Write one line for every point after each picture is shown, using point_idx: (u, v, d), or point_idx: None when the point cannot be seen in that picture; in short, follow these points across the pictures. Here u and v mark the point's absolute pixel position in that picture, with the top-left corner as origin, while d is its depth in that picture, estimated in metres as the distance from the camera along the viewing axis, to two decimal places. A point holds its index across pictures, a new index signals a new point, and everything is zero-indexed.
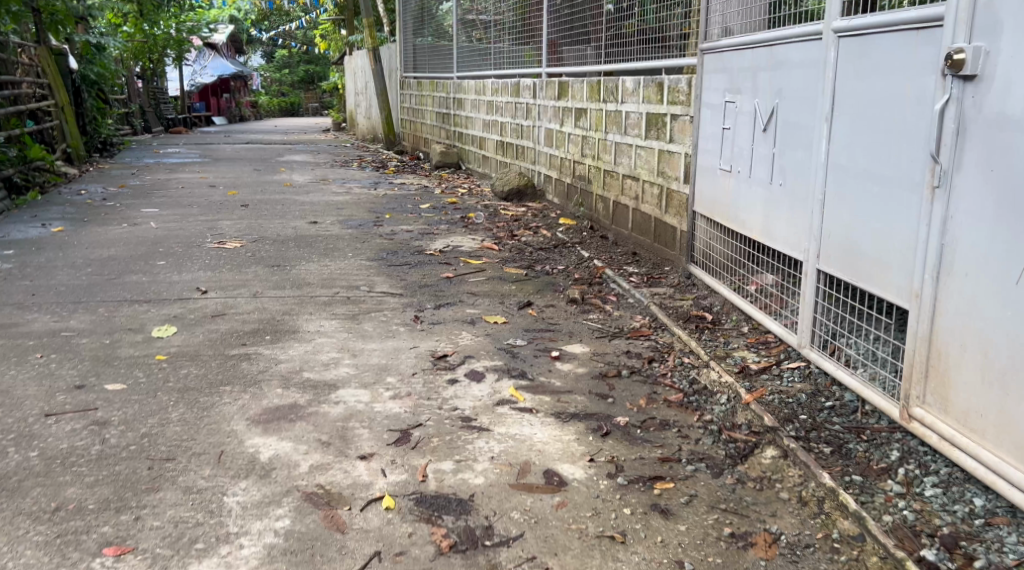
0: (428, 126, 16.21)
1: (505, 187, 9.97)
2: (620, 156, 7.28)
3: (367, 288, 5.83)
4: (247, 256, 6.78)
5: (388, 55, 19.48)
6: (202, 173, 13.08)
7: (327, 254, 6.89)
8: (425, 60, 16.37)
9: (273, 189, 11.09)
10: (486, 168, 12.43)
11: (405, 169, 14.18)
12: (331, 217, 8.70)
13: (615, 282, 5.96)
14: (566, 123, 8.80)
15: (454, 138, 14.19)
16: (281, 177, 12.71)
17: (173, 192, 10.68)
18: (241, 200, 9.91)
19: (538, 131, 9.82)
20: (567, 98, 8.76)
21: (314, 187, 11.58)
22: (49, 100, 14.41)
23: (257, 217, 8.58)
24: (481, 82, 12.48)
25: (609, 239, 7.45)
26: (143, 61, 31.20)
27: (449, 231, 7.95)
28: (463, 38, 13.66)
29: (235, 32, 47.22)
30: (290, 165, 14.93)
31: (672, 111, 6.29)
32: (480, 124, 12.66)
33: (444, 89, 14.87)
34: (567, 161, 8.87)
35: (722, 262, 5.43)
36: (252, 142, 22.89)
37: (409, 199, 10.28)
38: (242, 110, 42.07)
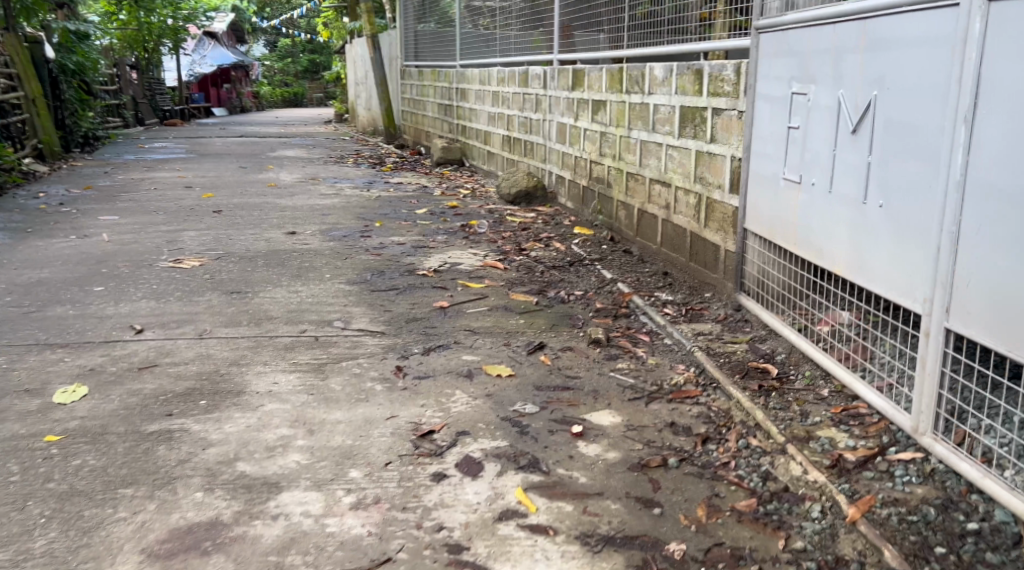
0: (430, 118, 15.11)
1: (511, 189, 8.87)
2: (647, 157, 6.17)
3: (340, 324, 4.75)
4: (203, 279, 5.71)
5: (388, 42, 18.34)
6: (182, 172, 12.02)
7: (296, 276, 5.80)
8: (427, 48, 15.26)
9: (254, 191, 10.00)
10: (492, 166, 11.32)
11: (405, 166, 13.08)
12: (313, 226, 7.63)
13: (647, 317, 4.88)
14: (581, 117, 7.70)
15: (457, 132, 13.09)
16: (267, 176, 11.62)
17: (142, 195, 9.61)
18: (215, 205, 8.83)
19: (549, 125, 8.73)
20: (582, 89, 7.65)
21: (301, 187, 10.49)
22: (17, 91, 13.61)
23: (227, 227, 7.51)
24: (486, 71, 11.37)
25: (633, 253, 6.38)
26: (138, 50, 30.07)
27: (446, 245, 6.86)
28: (467, 24, 12.53)
29: (236, 20, 46.05)
30: (281, 162, 13.87)
31: (713, 104, 5.16)
32: (485, 117, 11.56)
33: (446, 79, 13.78)
34: (583, 161, 7.78)
35: (786, 294, 4.38)
36: (246, 135, 21.77)
37: (405, 203, 9.20)
38: (243, 102, 40.98)
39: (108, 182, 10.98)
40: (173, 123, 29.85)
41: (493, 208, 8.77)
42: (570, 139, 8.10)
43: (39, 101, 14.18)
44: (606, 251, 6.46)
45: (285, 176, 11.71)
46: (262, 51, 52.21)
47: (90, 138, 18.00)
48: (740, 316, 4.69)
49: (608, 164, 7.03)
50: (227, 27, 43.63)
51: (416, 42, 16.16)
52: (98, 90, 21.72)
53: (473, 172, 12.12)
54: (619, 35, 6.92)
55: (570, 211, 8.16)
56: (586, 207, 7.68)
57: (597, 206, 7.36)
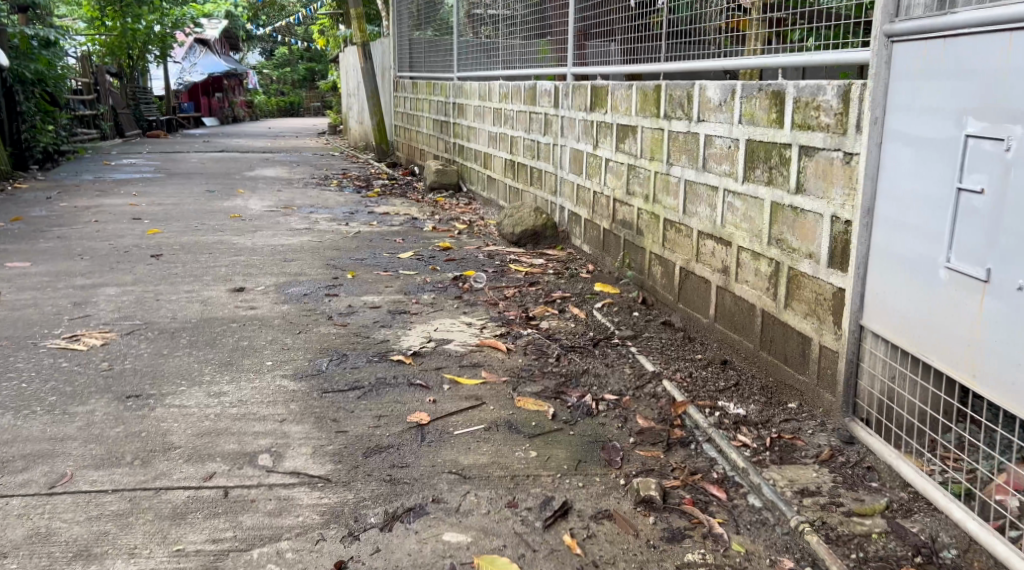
0: (425, 135, 13.62)
1: (515, 227, 7.41)
2: (694, 205, 4.59)
3: (265, 464, 3.25)
4: (97, 373, 4.25)
5: (381, 50, 16.87)
6: (136, 200, 10.60)
7: (221, 367, 4.31)
8: (423, 58, 13.78)
9: (211, 227, 8.56)
10: (494, 193, 9.83)
11: (395, 191, 11.59)
12: (268, 280, 6.16)
13: (714, 448, 3.24)
14: (602, 144, 6.21)
15: (454, 152, 11.59)
16: (232, 205, 10.17)
17: (77, 232, 8.19)
18: (158, 248, 7.39)
19: (562, 151, 7.23)
20: (605, 110, 6.11)
21: (268, 220, 9.03)
22: None
23: (159, 282, 6.06)
24: (487, 85, 9.88)
25: (674, 324, 4.79)
26: (122, 57, 28.68)
27: (432, 309, 5.33)
28: (468, 33, 11.05)
29: (232, 27, 44.70)
30: (257, 184, 12.42)
31: (800, 141, 3.52)
32: (485, 137, 10.07)
33: (442, 93, 12.31)
34: (604, 197, 6.28)
35: (918, 422, 2.94)
36: (229, 150, 20.32)
37: (388, 242, 7.71)
38: (238, 112, 39.68)
39: (47, 213, 9.56)
40: (157, 135, 28.44)
41: (497, 253, 7.17)
42: (589, 170, 6.56)
43: None
44: (643, 325, 4.79)
45: (254, 205, 10.28)
46: (258, 59, 50.73)
47: (52, 154, 16.70)
48: (853, 454, 3.10)
49: (640, 206, 5.45)
50: (221, 33, 42.22)
51: (411, 51, 14.68)
52: (70, 101, 20.35)
53: (471, 200, 10.63)
54: (650, 43, 5.52)
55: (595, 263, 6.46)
56: (616, 253, 5.97)
57: (629, 258, 5.70)
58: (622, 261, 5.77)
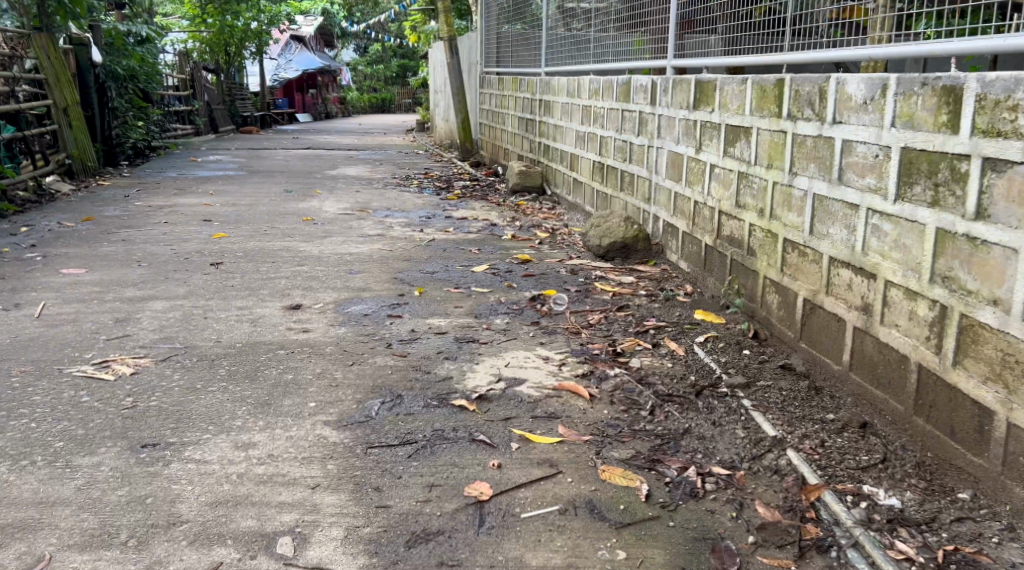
0: (510, 134, 12.95)
1: (604, 239, 6.59)
2: (826, 225, 3.78)
3: (283, 552, 2.63)
4: (115, 411, 3.65)
5: (469, 45, 16.28)
6: (210, 199, 10.15)
7: (256, 408, 3.67)
8: (511, 53, 13.12)
9: (280, 231, 8.02)
10: (581, 198, 9.08)
11: (477, 193, 10.95)
12: (328, 296, 5.54)
13: (863, 559, 2.58)
14: (705, 147, 5.42)
15: (540, 153, 10.89)
16: (307, 206, 9.64)
17: (141, 234, 7.72)
18: (219, 255, 6.85)
19: (658, 154, 6.45)
20: (711, 108, 5.30)
21: (341, 224, 8.45)
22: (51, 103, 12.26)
23: (211, 296, 5.49)
24: (576, 80, 9.14)
25: (792, 366, 3.98)
26: (219, 52, 28.75)
27: (505, 338, 4.63)
28: (558, 26, 10.33)
29: (327, 24, 44.84)
30: (336, 184, 11.91)
31: (987, 155, 2.80)
32: (573, 137, 9.34)
33: (529, 90, 11.63)
34: (705, 209, 5.49)
35: None
36: (315, 147, 20.01)
37: (464, 252, 7.04)
38: (330, 108, 39.74)
39: (118, 212, 9.16)
40: (248, 130, 28.44)
41: (581, 267, 6.41)
42: (689, 176, 5.75)
43: (72, 109, 12.72)
44: (756, 368, 4.00)
45: (330, 206, 9.73)
46: (352, 55, 50.85)
47: (141, 149, 16.56)
48: None
49: (754, 223, 4.64)
50: (316, 29, 42.34)
51: (499, 46, 14.03)
52: (162, 96, 20.25)
53: (556, 205, 9.90)
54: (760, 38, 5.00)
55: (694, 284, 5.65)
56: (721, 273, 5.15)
57: (735, 282, 4.88)
58: (727, 284, 4.95)
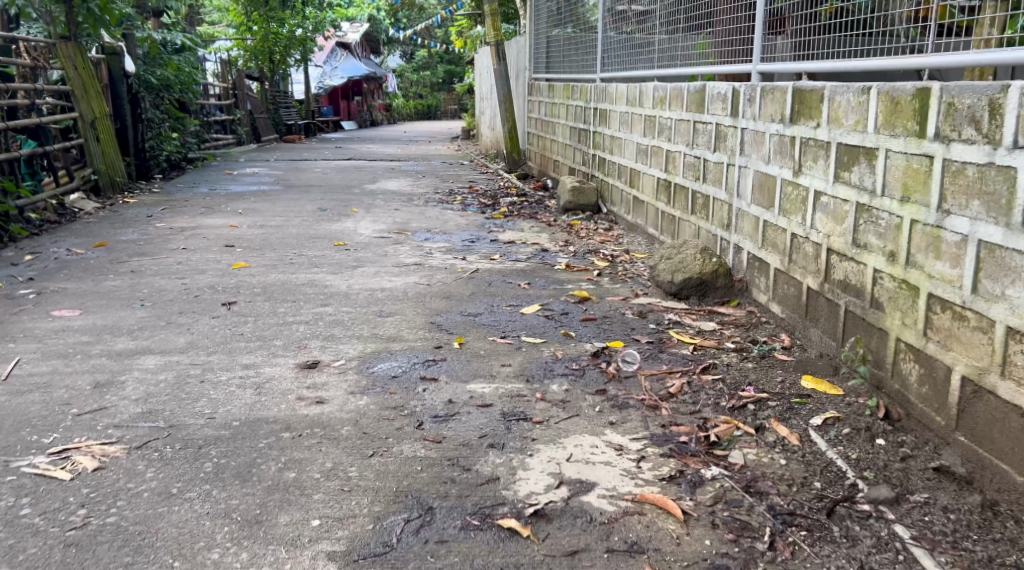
0: (560, 145, 12.06)
1: (675, 273, 5.68)
2: (1001, 282, 3.07)
3: None
4: (59, 535, 2.80)
5: (516, 51, 15.45)
6: (237, 219, 9.33)
7: (242, 528, 2.83)
8: (562, 58, 12.24)
9: (308, 259, 7.16)
10: (642, 219, 8.17)
11: (525, 211, 10.05)
12: (351, 349, 4.68)
13: None
14: (811, 170, 4.66)
15: (594, 167, 9.99)
16: (340, 228, 8.79)
17: (153, 261, 6.89)
18: (235, 290, 5.99)
19: (743, 176, 5.68)
20: (816, 122, 4.59)
21: (377, 250, 7.60)
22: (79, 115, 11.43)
23: (214, 346, 4.62)
24: (636, 88, 8.27)
25: (942, 464, 3.21)
26: (262, 59, 28.07)
27: (564, 414, 3.75)
28: (615, 29, 9.44)
29: (373, 30, 44.23)
30: (375, 200, 11.05)
31: None
32: (631, 150, 8.46)
33: (582, 98, 10.75)
34: (807, 244, 4.71)
35: None
36: (356, 158, 19.23)
37: (512, 286, 6.16)
38: (375, 115, 39.06)
39: (135, 233, 8.34)
40: (292, 140, 27.75)
41: (653, 308, 5.52)
42: (786, 204, 5.00)
43: (103, 122, 11.95)
44: (899, 471, 3.19)
45: (365, 228, 8.87)
46: (397, 62, 50.15)
47: (176, 161, 15.79)
48: None
49: (886, 271, 3.85)
50: (361, 35, 41.68)
51: (548, 51, 13.15)
52: (200, 105, 19.52)
53: (613, 225, 9.00)
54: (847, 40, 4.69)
55: (796, 338, 4.79)
56: (839, 330, 4.30)
57: (861, 345, 4.03)
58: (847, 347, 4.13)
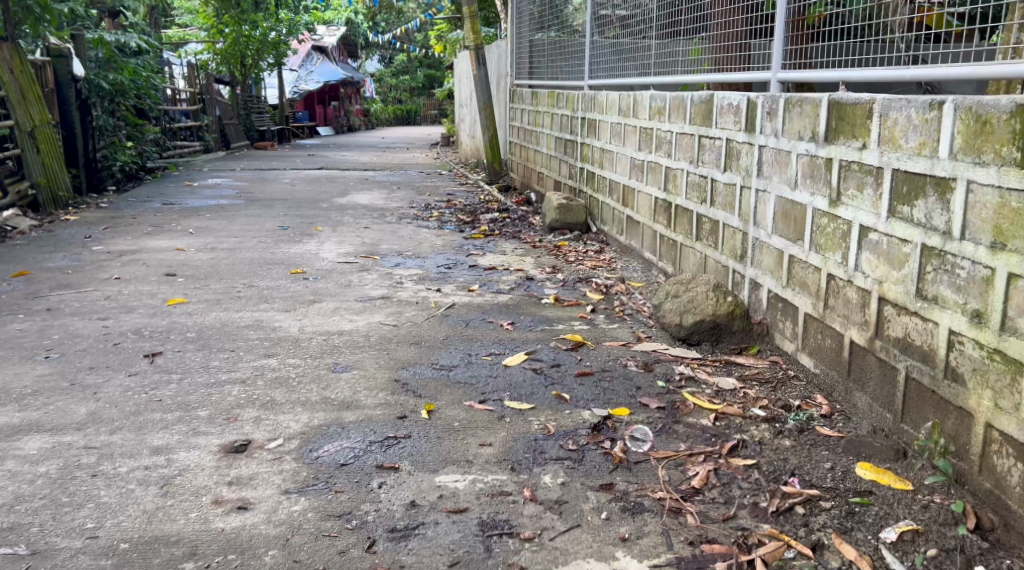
0: (545, 156, 11.22)
1: (686, 315, 4.83)
2: None
3: None
4: None
5: (496, 54, 14.65)
6: (186, 240, 8.43)
7: None
8: (546, 62, 11.44)
9: (258, 291, 6.29)
10: (639, 243, 7.35)
11: (508, 229, 9.22)
12: (293, 420, 3.80)
13: None
14: (854, 201, 3.80)
15: (583, 182, 9.18)
16: (300, 252, 7.91)
17: (77, 297, 6.00)
18: (164, 335, 5.11)
19: (764, 203, 4.84)
20: (862, 143, 3.73)
21: (339, 279, 6.73)
22: (20, 124, 10.58)
23: (121, 419, 3.75)
24: (631, 97, 7.47)
25: None
26: (234, 63, 27.11)
27: (560, 525, 2.90)
28: (605, 31, 8.66)
29: (350, 34, 43.29)
30: (342, 217, 10.18)
31: None
32: (626, 164, 7.64)
33: (568, 106, 9.96)
34: (848, 288, 3.87)
35: None
36: (329, 166, 18.31)
37: (493, 327, 5.29)
38: (352, 120, 38.16)
39: (66, 259, 7.44)
40: (265, 147, 26.78)
41: (660, 359, 4.65)
42: (821, 240, 4.14)
43: (42, 130, 11.03)
44: None
45: (329, 251, 7.99)
46: (376, 66, 49.18)
47: (131, 171, 14.91)
48: None
49: (972, 337, 3.01)
50: (338, 39, 40.74)
51: (531, 54, 12.34)
52: (162, 111, 18.61)
53: (604, 248, 8.17)
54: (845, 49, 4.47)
55: (837, 402, 3.93)
56: (898, 403, 3.42)
57: (939, 433, 3.16)
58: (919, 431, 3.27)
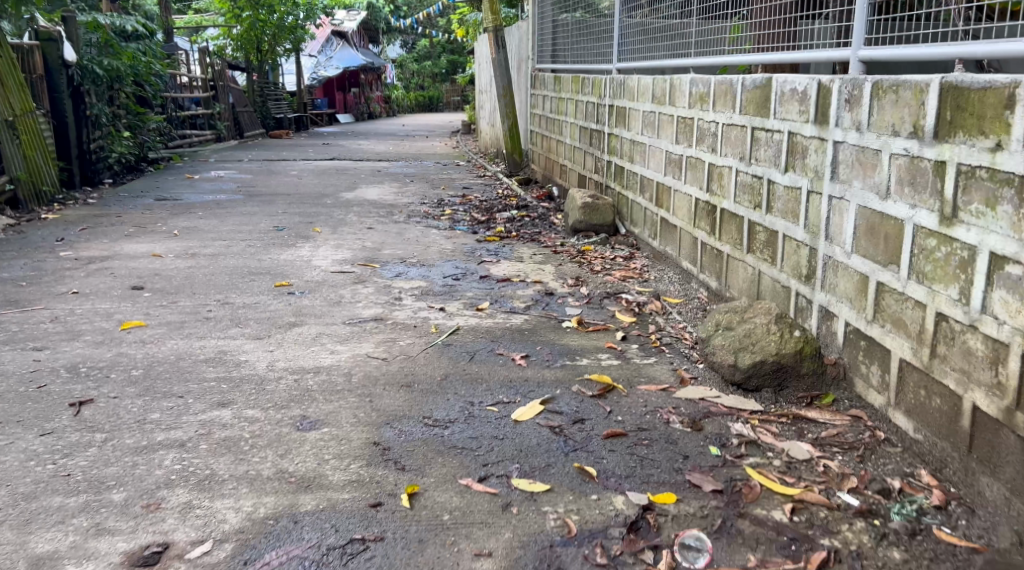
0: (569, 148, 10.28)
1: (742, 352, 3.86)
2: None
3: None
4: None
5: (516, 37, 13.74)
6: (165, 244, 7.57)
7: None
8: (570, 45, 10.51)
9: (231, 311, 5.41)
10: (676, 250, 6.40)
11: (528, 231, 8.30)
12: (235, 508, 2.91)
13: None
14: (982, 220, 2.91)
15: (612, 178, 8.27)
16: (290, 258, 7.03)
17: (18, 319, 5.14)
18: (102, 372, 4.23)
19: (840, 212, 3.88)
20: (997, 141, 2.84)
21: (328, 294, 5.84)
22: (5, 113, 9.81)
23: (6, 508, 2.88)
24: (668, 82, 6.56)
25: None
26: (249, 49, 26.28)
27: None
28: (636, 9, 7.74)
29: (372, 20, 42.42)
30: (345, 215, 9.29)
31: None
32: (663, 158, 6.71)
33: (594, 93, 9.03)
34: (969, 333, 2.95)
35: None
36: (343, 156, 17.45)
37: (502, 362, 4.36)
38: (373, 107, 37.34)
39: (24, 268, 6.59)
40: (279, 135, 25.90)
41: (710, 412, 3.68)
42: (926, 267, 3.19)
43: (24, 120, 10.22)
44: None
45: (323, 257, 7.10)
46: (399, 51, 48.10)
47: (129, 162, 14.09)
48: None
49: None
50: (359, 23, 39.75)
51: (555, 37, 11.40)
52: (167, 98, 17.80)
53: (635, 254, 7.23)
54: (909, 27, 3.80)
55: (951, 485, 3.00)
56: None
57: None
58: None
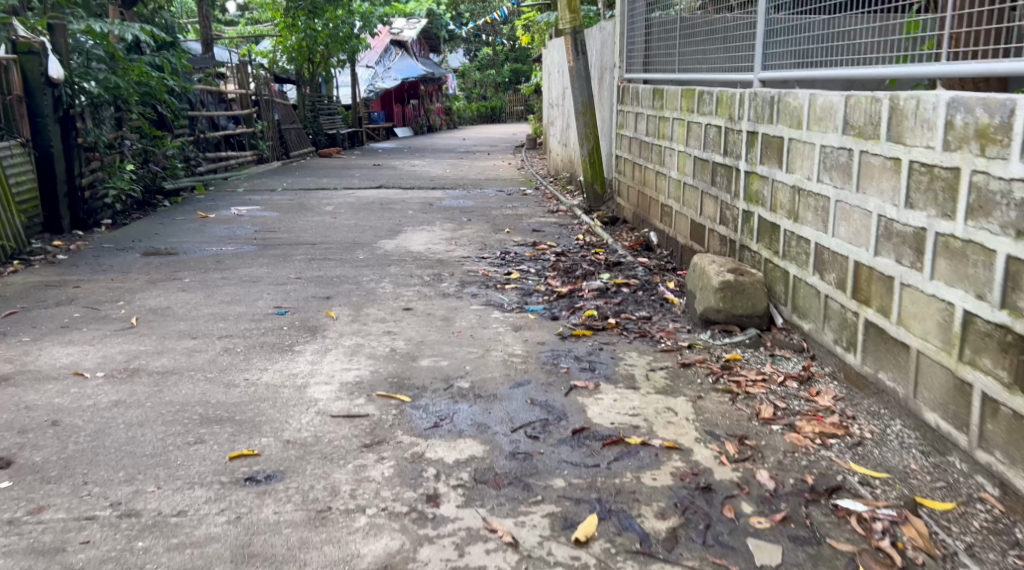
0: (675, 184, 7.70)
1: None
2: None
3: None
4: None
5: (597, 39, 11.19)
6: (104, 348, 5.12)
7: None
8: (672, 49, 7.98)
9: (129, 547, 2.94)
10: (906, 386, 3.81)
11: (632, 316, 5.73)
12: None
13: None
14: None
15: (755, 234, 5.73)
16: (271, 383, 4.52)
17: None
18: None
19: None
20: None
21: (307, 489, 3.31)
22: None
23: None
24: (884, 103, 4.01)
25: None
26: (300, 62, 24.07)
27: None
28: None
29: (434, 28, 40.12)
30: (376, 285, 6.80)
31: None
32: (871, 223, 4.13)
33: (717, 112, 6.51)
34: None
35: None
36: (393, 183, 15.03)
37: None
38: (432, 119, 34.98)
39: None
40: (329, 154, 23.56)
41: None
42: None
43: None
44: None
45: (327, 379, 4.60)
46: (461, 60, 45.81)
47: (134, 196, 11.80)
48: None
49: None
50: (419, 32, 37.41)
51: (648, 39, 8.85)
52: (194, 117, 15.57)
53: (813, 372, 4.61)
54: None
55: None
56: None
57: None
58: None
